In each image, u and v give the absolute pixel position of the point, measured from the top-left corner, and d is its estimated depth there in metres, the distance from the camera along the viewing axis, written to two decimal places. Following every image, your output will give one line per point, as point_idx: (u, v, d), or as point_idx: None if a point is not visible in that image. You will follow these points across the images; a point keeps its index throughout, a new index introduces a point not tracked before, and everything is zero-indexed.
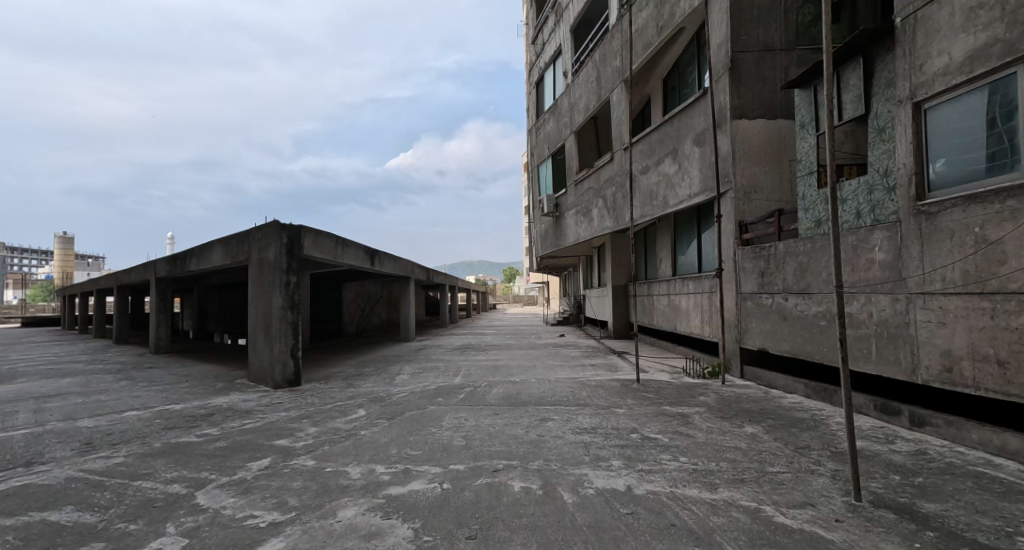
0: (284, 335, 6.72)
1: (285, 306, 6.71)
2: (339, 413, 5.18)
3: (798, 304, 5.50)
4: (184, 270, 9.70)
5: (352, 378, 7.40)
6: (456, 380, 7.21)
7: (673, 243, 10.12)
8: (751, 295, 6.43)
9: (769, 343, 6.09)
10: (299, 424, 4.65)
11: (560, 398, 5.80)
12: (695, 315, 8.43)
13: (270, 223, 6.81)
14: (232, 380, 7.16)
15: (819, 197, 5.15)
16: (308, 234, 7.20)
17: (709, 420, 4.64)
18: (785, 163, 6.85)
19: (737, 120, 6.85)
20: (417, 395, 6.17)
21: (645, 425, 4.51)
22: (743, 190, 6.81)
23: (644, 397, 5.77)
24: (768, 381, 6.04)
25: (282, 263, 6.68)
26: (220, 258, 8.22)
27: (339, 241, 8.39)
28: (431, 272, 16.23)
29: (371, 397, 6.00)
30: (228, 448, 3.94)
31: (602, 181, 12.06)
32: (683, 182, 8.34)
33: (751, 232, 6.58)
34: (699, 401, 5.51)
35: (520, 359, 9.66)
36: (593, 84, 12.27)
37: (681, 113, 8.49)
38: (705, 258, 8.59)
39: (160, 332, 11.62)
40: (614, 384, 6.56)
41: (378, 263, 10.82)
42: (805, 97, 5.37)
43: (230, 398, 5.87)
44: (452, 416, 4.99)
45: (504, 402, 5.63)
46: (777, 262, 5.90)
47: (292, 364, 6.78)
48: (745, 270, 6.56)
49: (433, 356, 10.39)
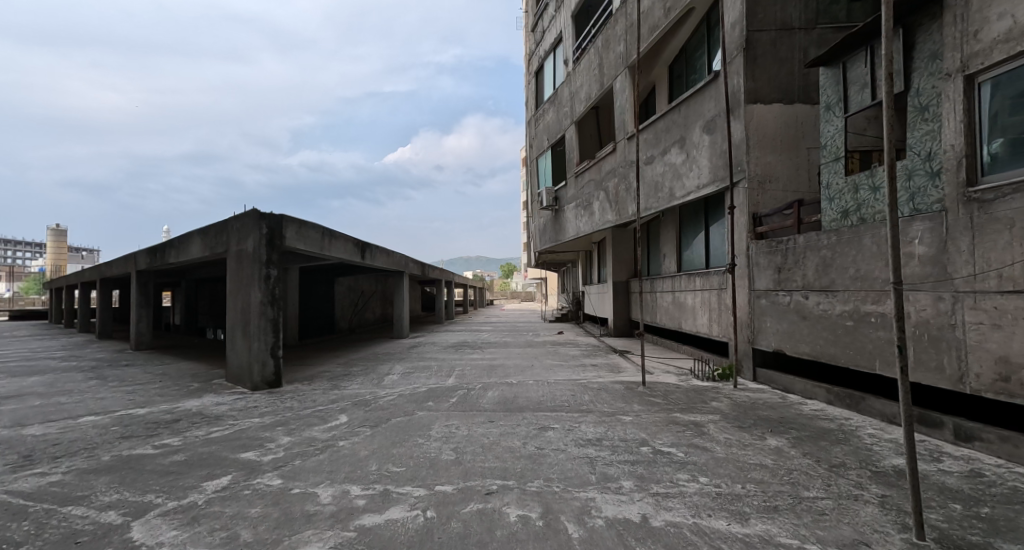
0: (263, 333, 6.23)
1: (265, 302, 6.22)
2: (319, 419, 4.71)
3: (820, 302, 5.04)
4: (163, 263, 9.19)
5: (338, 379, 6.93)
6: (449, 381, 6.75)
7: (678, 237, 9.66)
8: (766, 292, 5.98)
9: (786, 344, 5.64)
10: (272, 433, 4.19)
11: (560, 403, 5.35)
12: (702, 314, 7.98)
13: (249, 212, 6.32)
14: (210, 380, 6.69)
15: (846, 185, 4.70)
16: (291, 225, 6.71)
17: (726, 430, 4.20)
18: (803, 151, 6.40)
19: (752, 104, 6.38)
20: (405, 398, 5.70)
21: (656, 437, 4.06)
22: (757, 180, 6.36)
23: (652, 402, 5.32)
24: (785, 385, 5.60)
25: (261, 255, 6.19)
26: (198, 250, 7.72)
27: (325, 232, 7.91)
28: (426, 266, 15.75)
29: (356, 400, 5.53)
30: (186, 462, 3.46)
31: (604, 173, 11.59)
32: (692, 172, 7.88)
33: (765, 224, 6.11)
34: (711, 408, 5.06)
35: (518, 358, 9.21)
36: (595, 72, 11.77)
37: (689, 100, 8.01)
38: (713, 253, 8.13)
39: (142, 328, 11.13)
40: (619, 387, 6.11)
41: (369, 257, 10.34)
42: (830, 76, 4.91)
43: (202, 401, 5.40)
44: (442, 424, 4.53)
45: (501, 407, 5.16)
46: (796, 257, 5.43)
47: (273, 363, 6.30)
48: (759, 266, 6.10)
49: (426, 354, 9.92)
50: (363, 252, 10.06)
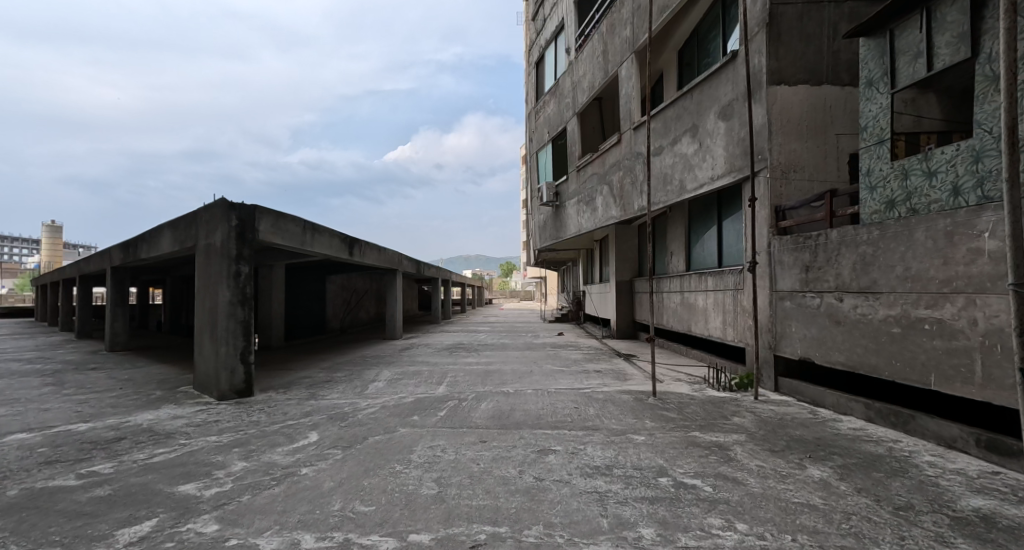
0: (233, 336, 5.60)
1: (233, 302, 5.60)
2: (286, 437, 4.10)
3: (857, 305, 4.45)
4: (135, 258, 8.56)
5: (318, 386, 6.33)
6: (439, 390, 6.15)
7: (687, 234, 9.06)
8: (791, 294, 5.38)
9: (815, 352, 5.04)
10: (225, 456, 3.56)
11: (562, 418, 4.75)
12: (715, 317, 7.38)
13: (217, 202, 5.70)
14: (175, 387, 6.07)
15: (893, 171, 4.10)
16: (266, 217, 6.09)
17: (757, 456, 3.59)
18: (832, 137, 5.79)
19: (775, 86, 5.78)
20: (389, 410, 5.11)
21: (676, 464, 3.45)
22: (780, 169, 5.77)
23: (666, 418, 4.71)
24: (813, 397, 5.02)
25: (230, 250, 5.57)
26: (168, 244, 7.09)
27: (307, 226, 7.30)
28: (421, 264, 15.12)
29: (332, 414, 4.92)
30: (107, 499, 2.84)
31: (608, 166, 11.00)
32: (705, 163, 7.28)
33: (791, 218, 5.51)
34: (734, 425, 4.45)
35: (516, 363, 8.59)
36: (599, 59, 11.16)
37: (703, 84, 7.39)
38: (727, 251, 7.54)
39: (118, 328, 10.48)
40: (626, 399, 5.51)
41: (357, 254, 9.73)
42: (873, 48, 4.29)
43: (158, 413, 4.77)
44: (426, 446, 3.92)
45: (495, 424, 4.56)
46: (828, 254, 4.83)
47: (243, 371, 5.68)
48: (784, 264, 5.50)
49: (418, 357, 9.31)
50: (351, 248, 9.45)
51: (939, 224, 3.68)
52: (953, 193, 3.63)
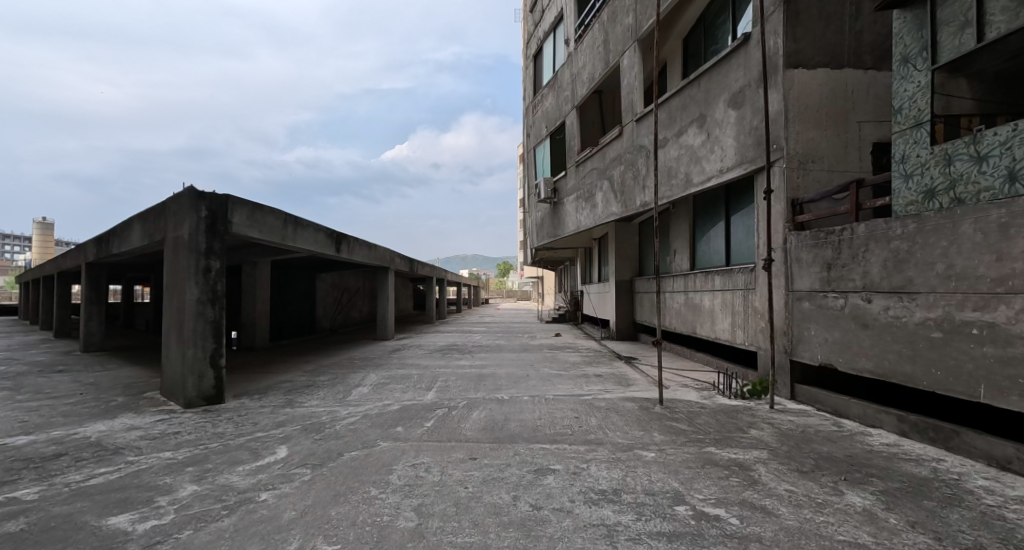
0: (202, 338, 5.13)
1: (203, 301, 5.13)
2: (250, 453, 3.62)
3: (889, 307, 4.03)
4: (108, 253, 8.06)
5: (297, 392, 5.86)
6: (428, 396, 5.69)
7: (691, 231, 8.63)
8: (810, 294, 4.96)
9: (838, 358, 4.61)
10: (174, 479, 3.08)
11: (562, 430, 4.30)
12: (724, 318, 6.94)
13: (185, 191, 5.21)
14: (140, 393, 5.57)
15: (934, 157, 3.67)
16: (241, 208, 5.61)
17: (784, 479, 3.14)
18: (853, 125, 5.36)
19: (793, 69, 5.35)
20: (371, 420, 4.64)
21: (693, 489, 3.01)
22: (797, 160, 5.35)
23: (677, 431, 4.26)
24: (836, 407, 4.59)
25: (199, 244, 5.10)
26: (138, 238, 6.60)
27: (289, 219, 6.83)
28: (415, 262, 14.63)
29: (308, 424, 4.45)
30: (16, 538, 2.37)
31: (608, 160, 10.56)
32: (713, 154, 6.86)
33: (809, 212, 5.10)
34: (752, 440, 3.99)
35: (511, 366, 8.13)
36: (600, 49, 10.71)
37: (712, 71, 6.96)
38: (736, 249, 7.12)
39: (93, 328, 9.96)
40: (631, 408, 5.07)
41: (345, 250, 9.26)
42: (909, 20, 3.86)
43: (112, 424, 4.29)
44: (407, 464, 3.46)
45: (488, 436, 4.11)
46: (854, 250, 4.40)
47: (213, 376, 5.20)
48: (803, 262, 5.06)
49: (409, 359, 8.84)
50: (338, 245, 8.96)
51: (991, 215, 3.27)
52: (1008, 179, 3.23)
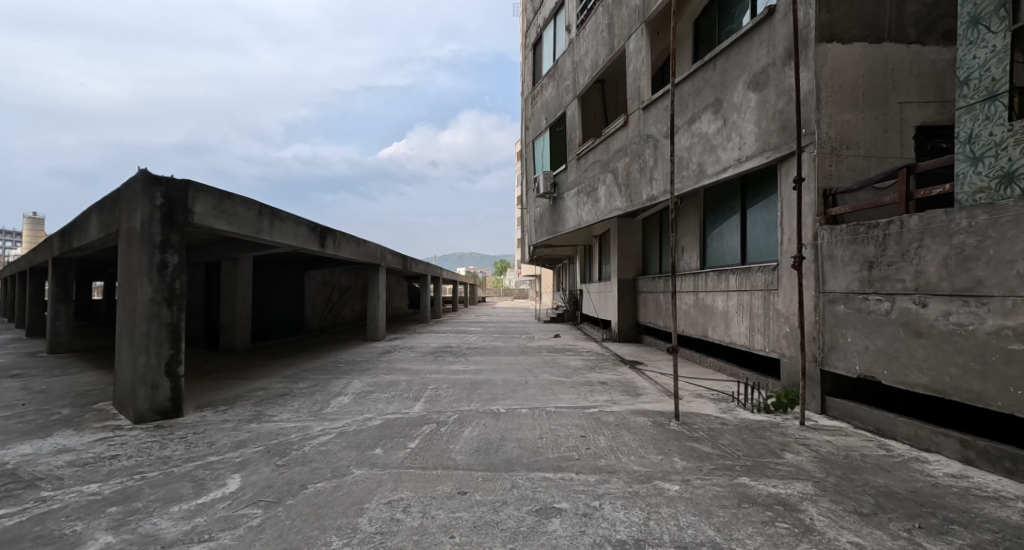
0: (156, 342, 4.51)
1: (157, 300, 4.50)
2: (193, 486, 3.01)
3: (950, 313, 3.48)
4: (69, 247, 7.39)
5: (269, 402, 5.25)
6: (415, 409, 5.08)
7: (702, 226, 8.04)
8: (847, 297, 4.38)
9: (881, 370, 4.03)
10: (85, 526, 2.48)
11: (567, 453, 3.72)
12: (740, 322, 6.37)
13: (138, 175, 4.59)
14: (89, 404, 4.93)
15: (1012, 135, 3.13)
16: (205, 196, 4.97)
17: (845, 526, 2.55)
18: (894, 106, 4.77)
19: (827, 44, 4.77)
20: (347, 439, 4.04)
21: (734, 541, 2.43)
22: (830, 145, 4.77)
23: (701, 455, 3.66)
24: (879, 426, 4.02)
25: (152, 235, 4.48)
26: (96, 230, 5.96)
27: (265, 210, 6.21)
28: (408, 259, 13.99)
29: (274, 444, 3.85)
30: None
31: (611, 152, 9.97)
32: (730, 142, 6.28)
33: (846, 203, 4.53)
34: (792, 467, 3.39)
35: (508, 371, 7.53)
36: (603, 35, 10.12)
37: (729, 51, 6.36)
38: (753, 245, 6.54)
39: (60, 328, 9.28)
40: (643, 424, 4.49)
41: (330, 246, 8.64)
42: None
43: (44, 444, 3.67)
44: (382, 502, 2.86)
45: (481, 462, 3.52)
46: (904, 247, 3.83)
47: (169, 386, 4.57)
48: (838, 260, 4.48)
49: (397, 364, 8.24)
50: (322, 240, 8.35)
51: None
52: None
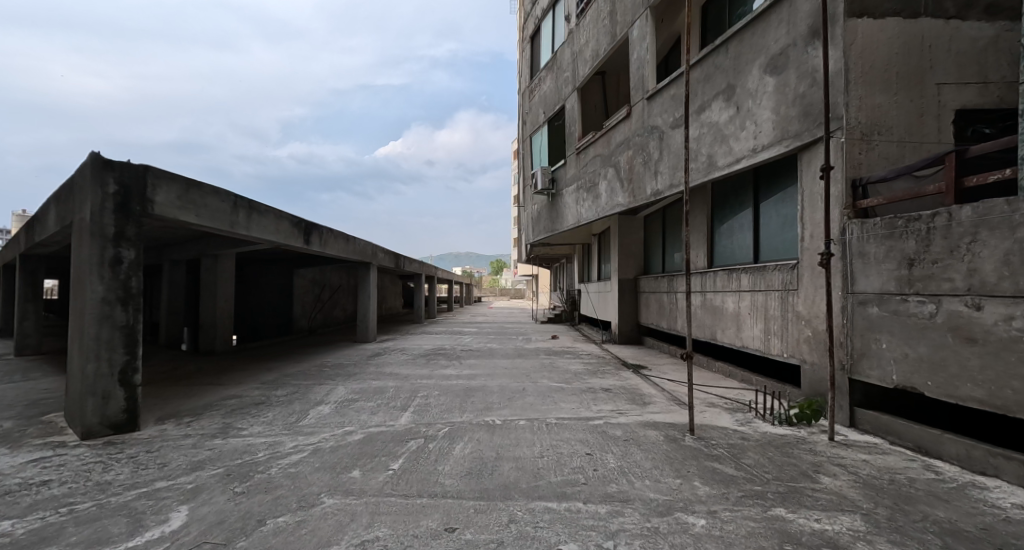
0: (109, 348, 4.01)
1: (110, 301, 4.01)
2: (128, 523, 2.54)
3: (1013, 318, 3.06)
4: (31, 241, 6.85)
5: (240, 412, 4.76)
6: (402, 420, 4.61)
7: (710, 222, 7.58)
8: (882, 298, 3.93)
9: (924, 380, 3.59)
10: None
11: (571, 475, 3.25)
12: (754, 324, 5.92)
13: (88, 160, 4.08)
14: (35, 416, 4.41)
15: None
16: (168, 185, 4.47)
17: None
18: (930, 88, 4.32)
19: (856, 19, 4.33)
20: (321, 459, 3.55)
21: None
22: (861, 131, 4.32)
23: (725, 479, 3.20)
24: (920, 443, 3.58)
25: (103, 228, 3.98)
26: (53, 222, 5.45)
27: (240, 202, 5.70)
28: (400, 258, 13.49)
29: (237, 465, 3.36)
30: None
31: (613, 145, 9.51)
32: (744, 131, 5.83)
33: (880, 194, 4.07)
34: (831, 494, 2.94)
35: (504, 376, 7.05)
36: (605, 23, 9.67)
37: (743, 33, 5.90)
38: (768, 242, 6.09)
39: (28, 329, 8.74)
40: (655, 440, 4.03)
41: (315, 242, 8.13)
42: None
43: None
44: (352, 544, 2.39)
45: (473, 488, 3.05)
46: (952, 242, 3.41)
47: (123, 397, 4.08)
48: (870, 257, 4.03)
49: (385, 368, 7.76)
50: (307, 236, 7.84)
51: None
52: None
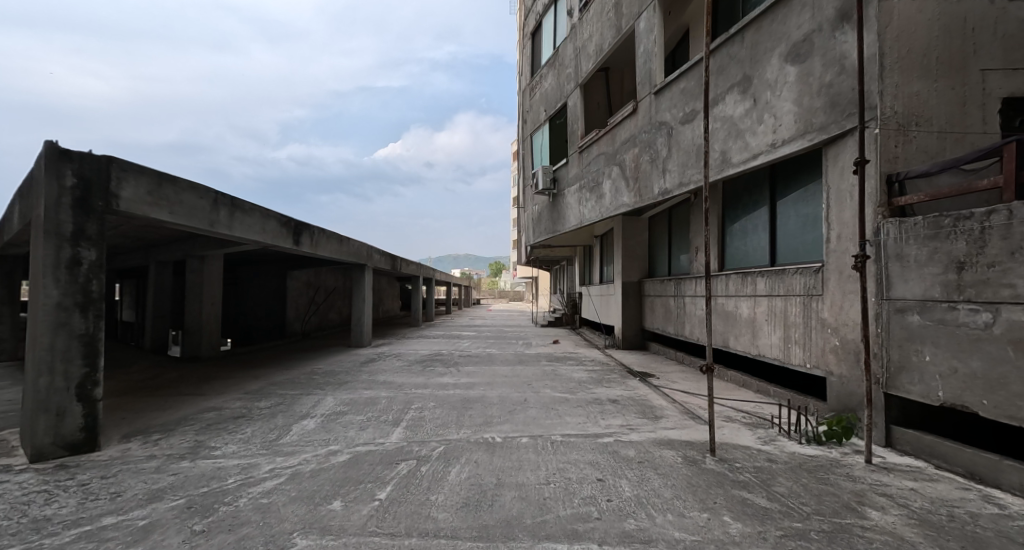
0: (64, 360, 3.59)
1: (66, 306, 3.60)
2: None
3: None
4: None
5: (215, 428, 4.34)
6: (392, 437, 4.20)
7: (721, 223, 7.18)
8: (924, 306, 3.53)
9: (978, 398, 3.20)
10: None
11: (582, 508, 2.85)
12: (771, 331, 5.52)
13: (45, 150, 3.68)
14: None
15: None
16: (136, 179, 4.07)
17: None
18: (975, 73, 3.94)
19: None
20: (297, 485, 3.14)
21: None
22: (898, 121, 3.94)
23: (759, 513, 2.79)
24: (973, 469, 3.19)
25: (58, 225, 3.58)
26: (16, 220, 5.03)
27: (221, 199, 5.29)
28: (396, 260, 13.08)
29: (200, 496, 2.93)
30: None
31: (618, 143, 9.12)
32: (762, 124, 5.44)
33: (922, 190, 3.68)
34: (885, 535, 2.53)
35: (504, 385, 6.63)
36: (609, 16, 9.29)
37: (761, 20, 5.52)
38: (786, 243, 5.70)
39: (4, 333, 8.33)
40: (672, 461, 3.63)
41: (305, 243, 7.71)
42: None
43: None
44: None
45: (470, 524, 2.65)
46: (1012, 243, 3.03)
47: (81, 413, 3.66)
48: (910, 261, 3.63)
49: (378, 375, 7.34)
50: (296, 236, 7.44)
51: None
52: None
